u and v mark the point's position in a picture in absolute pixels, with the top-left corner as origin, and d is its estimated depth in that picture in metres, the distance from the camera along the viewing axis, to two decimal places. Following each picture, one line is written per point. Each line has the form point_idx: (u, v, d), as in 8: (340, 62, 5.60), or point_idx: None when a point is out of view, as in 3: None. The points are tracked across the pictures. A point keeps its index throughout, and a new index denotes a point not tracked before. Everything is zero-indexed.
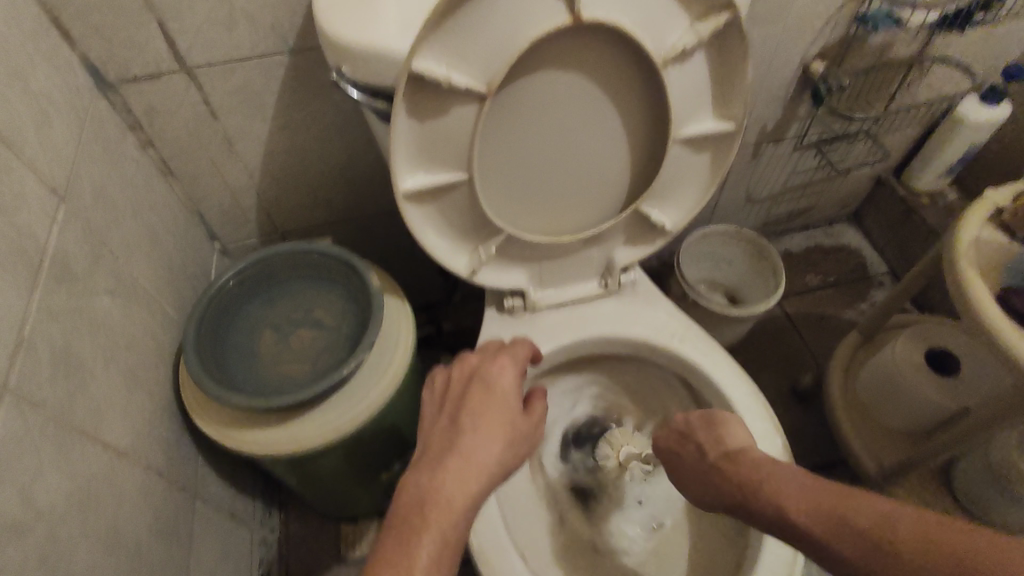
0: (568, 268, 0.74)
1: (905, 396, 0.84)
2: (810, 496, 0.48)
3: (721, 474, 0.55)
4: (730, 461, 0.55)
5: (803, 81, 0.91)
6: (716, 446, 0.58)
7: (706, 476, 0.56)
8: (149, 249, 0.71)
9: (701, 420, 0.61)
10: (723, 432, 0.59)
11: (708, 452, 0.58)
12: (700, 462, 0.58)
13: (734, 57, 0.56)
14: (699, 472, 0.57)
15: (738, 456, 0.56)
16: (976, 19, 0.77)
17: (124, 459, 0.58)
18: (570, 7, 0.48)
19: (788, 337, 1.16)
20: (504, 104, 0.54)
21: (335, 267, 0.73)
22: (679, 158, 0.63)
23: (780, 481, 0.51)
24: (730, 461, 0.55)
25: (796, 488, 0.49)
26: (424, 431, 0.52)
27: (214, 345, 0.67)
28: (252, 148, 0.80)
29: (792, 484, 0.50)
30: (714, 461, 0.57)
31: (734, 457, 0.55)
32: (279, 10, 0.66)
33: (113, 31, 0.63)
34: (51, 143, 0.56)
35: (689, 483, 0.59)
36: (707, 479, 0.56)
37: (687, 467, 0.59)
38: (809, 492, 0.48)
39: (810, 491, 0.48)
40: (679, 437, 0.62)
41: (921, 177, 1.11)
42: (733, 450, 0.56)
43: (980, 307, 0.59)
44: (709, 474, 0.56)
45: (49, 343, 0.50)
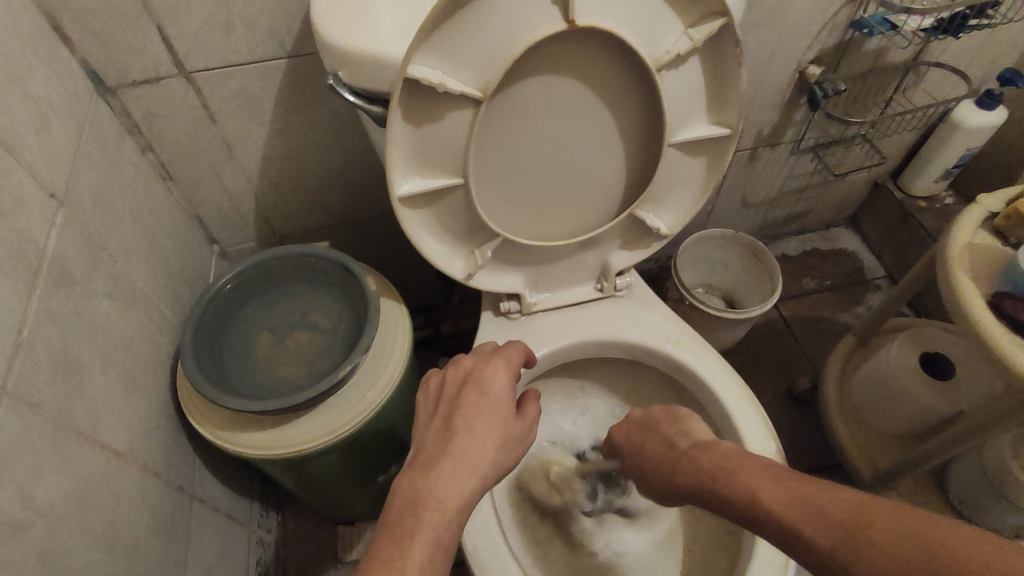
0: (564, 272, 0.74)
1: (900, 399, 0.84)
2: (776, 484, 0.42)
3: (686, 461, 0.49)
4: (702, 455, 0.48)
5: (800, 85, 0.91)
6: (683, 438, 0.52)
7: (669, 469, 0.50)
8: (148, 253, 0.71)
9: (664, 413, 0.56)
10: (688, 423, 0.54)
11: (679, 444, 0.51)
12: (668, 455, 0.51)
13: (727, 63, 0.56)
14: (659, 462, 0.52)
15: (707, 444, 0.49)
16: (970, 25, 0.78)
17: (122, 460, 0.58)
18: (564, 13, 0.48)
19: (784, 341, 1.16)
20: (499, 109, 0.54)
21: (332, 270, 0.73)
22: (674, 162, 0.64)
23: (748, 470, 0.44)
24: (698, 453, 0.49)
25: (759, 472, 0.43)
26: (418, 433, 0.52)
27: (211, 348, 0.67)
28: (250, 152, 0.80)
29: (760, 472, 0.43)
30: (681, 451, 0.50)
31: (703, 445, 0.49)
32: (276, 16, 0.66)
33: (113, 37, 0.64)
34: (51, 148, 0.57)
35: (654, 478, 0.52)
36: (676, 476, 0.49)
37: (653, 462, 0.53)
38: (779, 484, 0.42)
39: (778, 480, 0.42)
40: (643, 429, 0.57)
41: (917, 182, 1.11)
42: (701, 440, 0.50)
43: (973, 311, 0.60)
44: (671, 465, 0.50)
45: (48, 346, 0.50)
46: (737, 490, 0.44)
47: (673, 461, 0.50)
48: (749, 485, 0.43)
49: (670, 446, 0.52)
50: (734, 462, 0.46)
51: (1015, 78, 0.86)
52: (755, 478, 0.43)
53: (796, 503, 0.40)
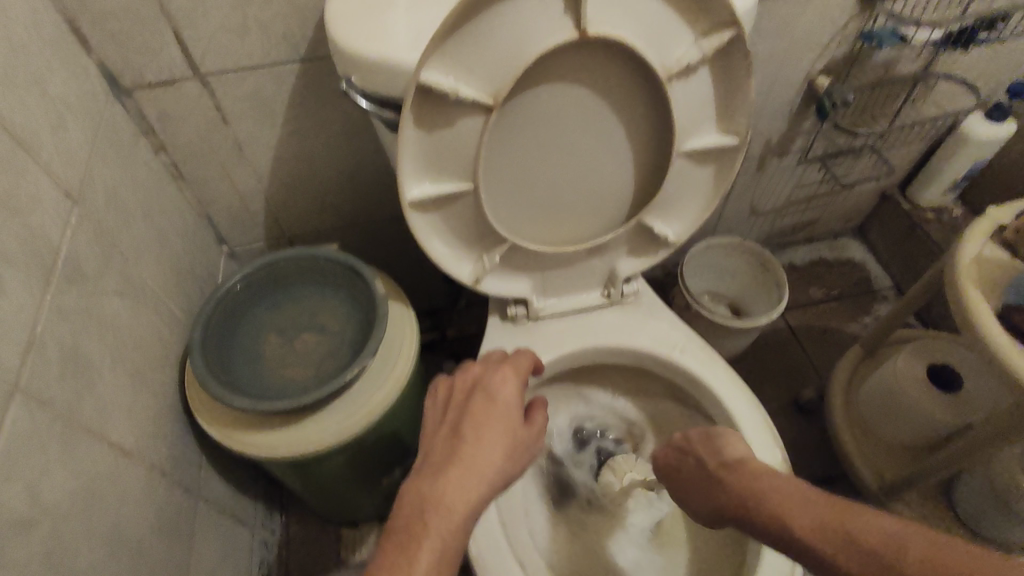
0: (571, 278, 0.74)
1: (907, 411, 0.84)
2: (819, 519, 0.47)
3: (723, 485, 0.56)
4: (750, 486, 0.54)
5: (808, 95, 0.91)
6: (727, 464, 0.57)
7: (719, 498, 0.55)
8: (159, 252, 0.72)
9: (702, 436, 0.61)
10: (731, 447, 0.59)
11: (722, 475, 0.56)
12: (716, 482, 0.57)
13: (737, 74, 0.56)
14: (708, 489, 0.57)
15: (737, 467, 0.56)
16: (980, 39, 0.78)
17: (129, 458, 0.59)
18: (576, 23, 0.48)
19: (790, 350, 1.16)
20: (509, 115, 0.54)
21: (340, 272, 0.74)
22: (682, 171, 0.64)
23: (790, 502, 0.50)
24: (744, 488, 0.54)
25: (802, 505, 0.49)
26: (427, 438, 0.52)
27: (219, 348, 0.67)
28: (262, 154, 0.81)
29: (800, 504, 0.49)
30: (716, 474, 0.57)
31: (733, 469, 0.56)
32: (291, 20, 0.67)
33: (129, 37, 0.65)
34: (67, 147, 0.58)
35: (693, 500, 0.59)
36: (728, 506, 0.54)
37: (700, 488, 0.58)
38: (826, 519, 0.47)
39: (810, 506, 0.49)
40: (680, 450, 0.62)
41: (926, 193, 1.11)
42: (744, 468, 0.56)
43: (981, 324, 0.59)
44: (719, 495, 0.56)
45: (58, 343, 0.51)
46: (784, 523, 0.49)
47: (722, 490, 0.56)
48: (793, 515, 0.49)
49: (715, 473, 0.57)
50: (780, 494, 0.51)
51: None
52: (801, 513, 0.49)
53: (840, 541, 0.45)
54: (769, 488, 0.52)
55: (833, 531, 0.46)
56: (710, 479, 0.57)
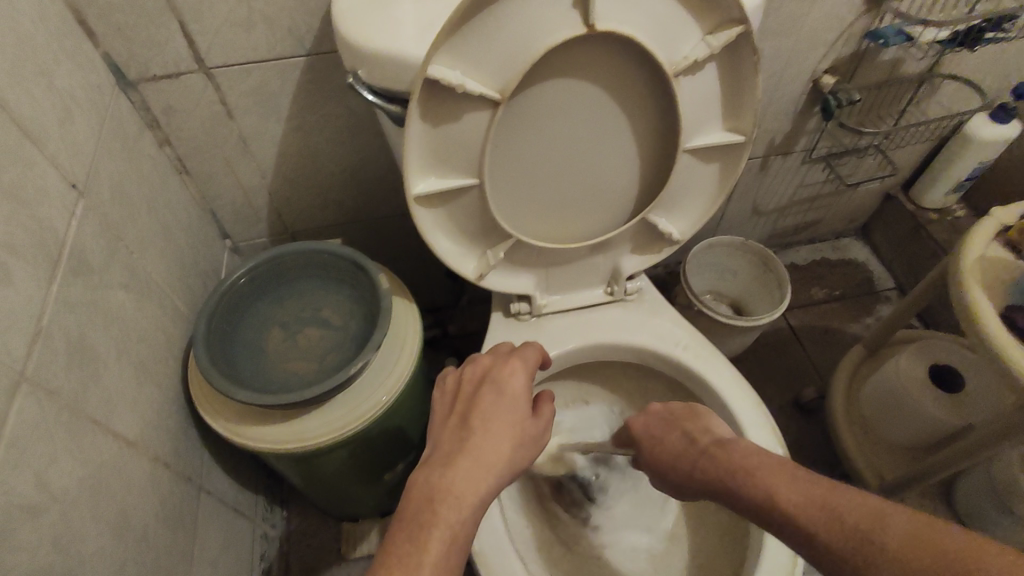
0: (574, 275, 0.74)
1: (909, 411, 0.84)
2: (784, 482, 0.44)
3: (708, 458, 0.50)
4: (717, 448, 0.50)
5: (814, 94, 0.91)
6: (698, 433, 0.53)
7: (682, 462, 0.51)
8: (163, 245, 0.72)
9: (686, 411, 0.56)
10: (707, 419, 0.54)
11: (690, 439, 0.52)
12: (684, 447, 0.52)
13: (744, 71, 0.56)
14: (671, 454, 0.53)
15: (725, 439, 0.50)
16: (986, 39, 0.78)
17: (134, 450, 0.59)
18: (584, 18, 0.48)
19: (792, 349, 1.16)
20: (517, 110, 0.54)
21: (345, 267, 0.74)
22: (687, 169, 0.64)
23: (759, 465, 0.46)
24: (706, 449, 0.50)
25: (769, 467, 0.45)
26: (434, 430, 0.52)
27: (223, 341, 0.67)
28: (266, 148, 0.81)
29: (769, 469, 0.45)
30: (699, 445, 0.51)
31: (720, 442, 0.50)
32: (297, 14, 0.67)
33: (135, 30, 0.65)
34: (73, 138, 0.58)
35: (669, 473, 0.53)
36: (690, 470, 0.50)
37: (661, 458, 0.54)
38: (797, 485, 0.43)
39: (801, 484, 0.43)
40: (664, 421, 0.56)
41: (929, 194, 1.11)
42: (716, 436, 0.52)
43: (985, 325, 0.59)
44: (683, 458, 0.52)
45: (65, 333, 0.51)
46: (750, 484, 0.45)
47: (688, 454, 0.52)
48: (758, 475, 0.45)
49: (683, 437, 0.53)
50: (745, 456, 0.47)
51: None
52: (767, 476, 0.45)
53: (803, 505, 0.41)
54: (760, 465, 0.46)
55: (798, 495, 0.42)
56: (691, 450, 0.52)
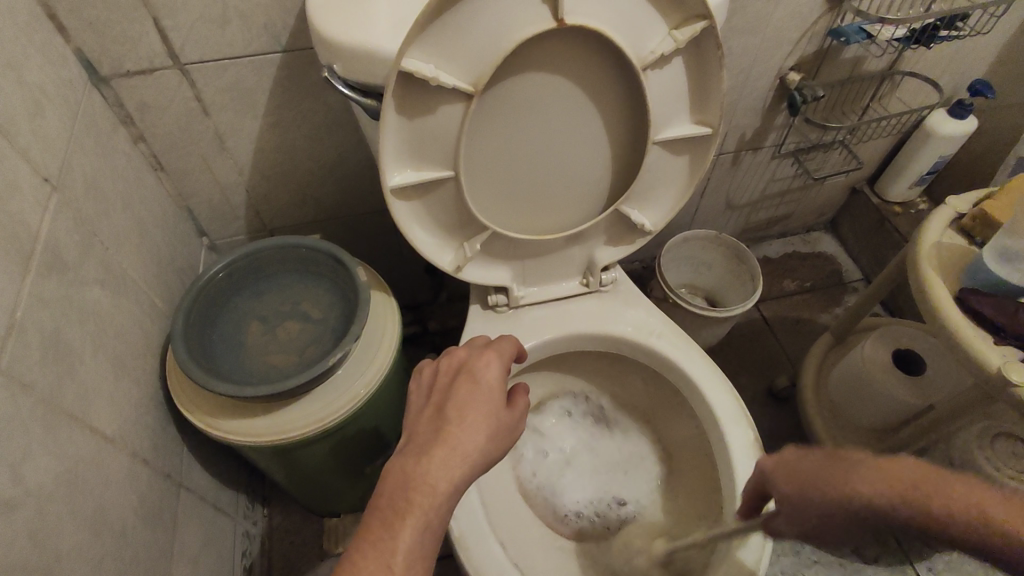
0: (550, 267, 0.76)
1: (874, 395, 0.87)
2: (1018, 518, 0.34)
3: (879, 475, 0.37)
4: (893, 469, 0.37)
5: (781, 90, 0.94)
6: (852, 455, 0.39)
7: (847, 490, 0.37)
8: (139, 242, 0.72)
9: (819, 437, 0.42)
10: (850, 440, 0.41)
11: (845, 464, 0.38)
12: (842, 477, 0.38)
13: (710, 65, 0.58)
14: (821, 482, 0.39)
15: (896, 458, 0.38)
16: (940, 37, 0.81)
17: (111, 445, 0.59)
18: (554, 12, 0.50)
19: (765, 340, 1.19)
20: (489, 103, 0.56)
21: (323, 261, 0.75)
22: (658, 161, 0.66)
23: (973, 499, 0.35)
24: (868, 470, 0.37)
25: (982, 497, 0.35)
26: (411, 421, 0.53)
27: (202, 336, 0.67)
28: (243, 145, 0.81)
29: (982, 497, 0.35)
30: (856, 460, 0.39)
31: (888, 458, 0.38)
32: (271, 11, 0.68)
33: (108, 27, 0.65)
34: (45, 134, 0.57)
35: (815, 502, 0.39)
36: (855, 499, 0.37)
37: (801, 485, 0.40)
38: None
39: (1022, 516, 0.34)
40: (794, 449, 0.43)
41: (893, 188, 1.15)
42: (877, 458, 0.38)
43: (941, 308, 0.62)
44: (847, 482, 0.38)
45: (39, 328, 0.51)
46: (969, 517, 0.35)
47: (847, 480, 0.37)
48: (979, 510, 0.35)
49: (835, 462, 0.39)
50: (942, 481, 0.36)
51: (984, 89, 0.90)
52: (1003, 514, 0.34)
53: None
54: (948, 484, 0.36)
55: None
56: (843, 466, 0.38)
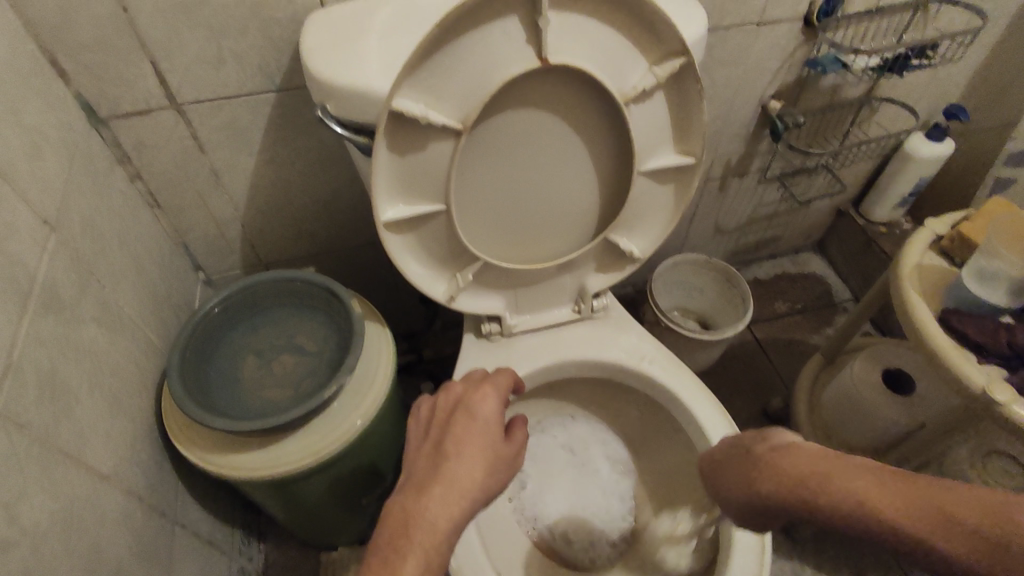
0: (542, 295, 0.77)
1: (866, 416, 0.87)
2: (917, 498, 0.35)
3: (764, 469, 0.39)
4: (781, 460, 0.39)
5: (763, 118, 0.97)
6: (755, 442, 0.42)
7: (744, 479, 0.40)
8: (135, 278, 0.73)
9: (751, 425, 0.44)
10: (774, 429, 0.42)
11: (750, 454, 0.41)
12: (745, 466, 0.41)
13: (690, 98, 0.60)
14: (733, 480, 0.42)
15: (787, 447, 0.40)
16: (912, 65, 0.84)
17: (107, 483, 0.59)
18: (538, 52, 0.52)
19: (758, 362, 1.20)
20: (478, 140, 0.58)
21: (318, 294, 0.75)
22: (645, 190, 0.68)
23: (878, 486, 0.36)
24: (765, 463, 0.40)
25: (876, 483, 0.36)
26: (410, 458, 0.53)
27: (197, 372, 0.68)
28: (238, 181, 0.83)
29: (875, 480, 0.36)
30: (754, 456, 0.41)
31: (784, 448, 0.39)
32: (266, 52, 0.70)
33: (106, 70, 0.67)
34: (43, 175, 0.59)
35: (732, 496, 0.41)
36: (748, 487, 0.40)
37: (724, 483, 0.43)
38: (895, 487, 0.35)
39: (883, 487, 0.36)
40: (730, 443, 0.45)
41: (877, 209, 1.18)
42: (776, 444, 0.40)
43: (924, 329, 0.63)
44: (743, 473, 0.41)
45: (36, 366, 0.51)
46: (828, 498, 0.36)
47: (747, 475, 0.40)
48: (871, 495, 0.35)
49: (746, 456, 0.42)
50: (825, 464, 0.37)
51: (958, 112, 0.94)
52: (897, 498, 0.35)
53: (973, 536, 0.33)
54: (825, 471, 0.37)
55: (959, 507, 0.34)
56: (745, 466, 0.41)
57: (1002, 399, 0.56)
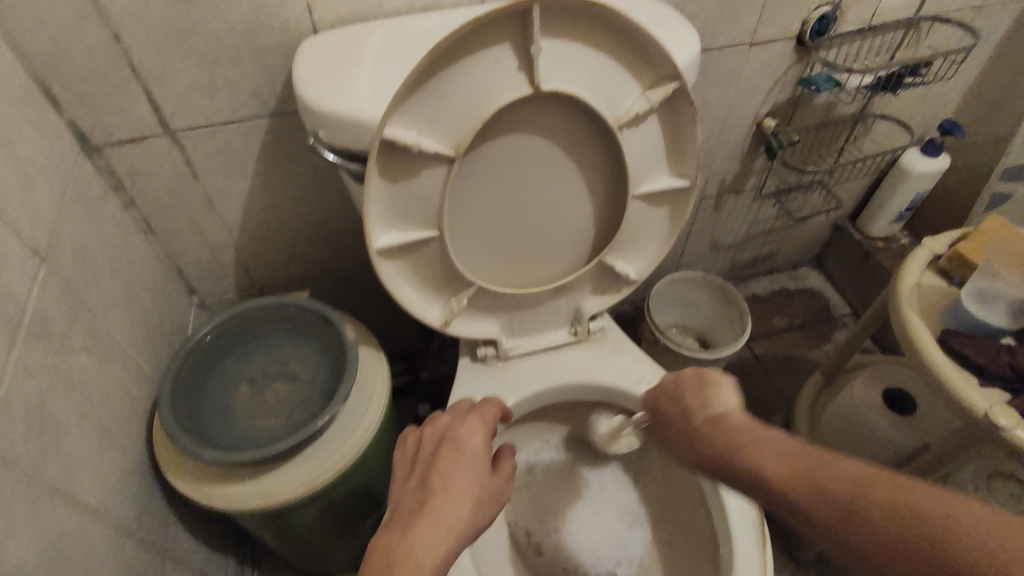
0: (538, 318, 0.76)
1: (867, 436, 0.86)
2: (797, 463, 0.45)
3: (700, 433, 0.52)
4: (715, 429, 0.51)
5: (758, 136, 0.97)
6: (699, 411, 0.54)
7: (684, 434, 0.54)
8: (126, 306, 0.72)
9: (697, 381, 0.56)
10: (722, 398, 0.54)
11: (693, 417, 0.54)
12: (686, 427, 0.54)
13: (684, 121, 0.60)
14: (675, 431, 0.55)
15: (724, 418, 0.51)
16: (906, 83, 0.84)
17: (95, 518, 0.58)
18: (530, 79, 0.52)
19: (757, 379, 1.19)
20: (470, 166, 0.57)
21: (311, 320, 0.75)
22: (640, 213, 0.67)
23: (772, 454, 0.46)
24: (704, 427, 0.52)
25: (774, 452, 0.47)
26: (396, 493, 0.52)
27: (189, 401, 0.67)
28: (232, 206, 0.83)
29: (772, 450, 0.47)
30: (696, 422, 0.53)
31: (720, 419, 0.52)
32: (260, 78, 0.70)
33: (99, 98, 0.66)
34: (35, 206, 0.58)
35: (674, 442, 0.54)
36: (685, 441, 0.53)
37: (667, 429, 0.56)
38: (788, 454, 0.46)
39: (779, 454, 0.46)
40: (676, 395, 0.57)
41: (874, 224, 1.17)
42: (715, 414, 0.53)
43: (925, 351, 0.63)
44: (682, 429, 0.54)
45: (24, 401, 0.50)
46: (736, 457, 0.48)
47: (687, 433, 0.53)
48: (763, 459, 0.46)
49: (688, 413, 0.55)
50: (742, 437, 0.49)
51: (952, 127, 0.94)
52: (781, 463, 0.46)
53: (839, 505, 0.42)
54: (749, 441, 0.48)
55: (830, 481, 0.43)
56: (688, 429, 0.54)
57: (1006, 424, 0.55)
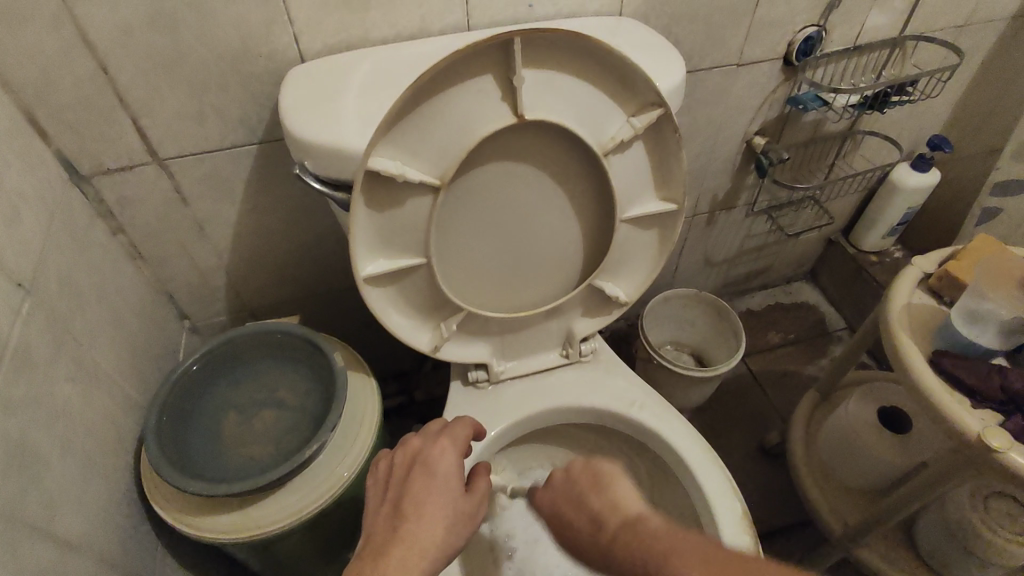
0: (529, 341, 0.76)
1: (863, 454, 0.86)
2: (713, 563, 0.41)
3: (612, 541, 0.47)
4: (628, 533, 0.46)
5: (747, 153, 0.97)
6: (611, 512, 0.49)
7: (591, 543, 0.48)
8: (114, 334, 0.72)
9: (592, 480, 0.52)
10: (620, 499, 0.50)
11: (597, 525, 0.49)
12: (594, 540, 0.48)
13: (670, 147, 0.60)
14: (581, 544, 0.50)
15: (635, 523, 0.47)
16: (892, 101, 0.85)
17: (77, 553, 0.57)
18: (513, 108, 0.52)
19: (752, 395, 1.18)
20: (455, 194, 0.57)
21: (301, 346, 0.75)
22: (628, 236, 0.67)
23: (684, 554, 0.42)
24: (615, 533, 0.47)
25: (688, 551, 0.43)
26: (369, 519, 0.52)
27: (176, 431, 0.66)
28: (222, 231, 0.83)
29: (684, 549, 0.43)
30: (609, 532, 0.48)
31: (631, 523, 0.47)
32: (248, 106, 0.70)
33: (87, 127, 0.66)
34: (21, 238, 0.58)
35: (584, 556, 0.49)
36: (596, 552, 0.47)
37: (574, 541, 0.51)
38: (700, 552, 0.42)
39: (692, 554, 0.42)
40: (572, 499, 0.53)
41: (867, 238, 1.18)
42: (629, 517, 0.48)
43: (916, 372, 0.62)
44: (589, 537, 0.49)
45: (5, 437, 0.50)
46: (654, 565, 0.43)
47: (597, 543, 0.48)
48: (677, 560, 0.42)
49: (593, 521, 0.50)
50: (653, 541, 0.45)
51: (941, 143, 0.94)
52: (697, 561, 0.41)
53: None
54: (666, 544, 0.44)
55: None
56: (596, 538, 0.48)
57: (998, 447, 0.55)
